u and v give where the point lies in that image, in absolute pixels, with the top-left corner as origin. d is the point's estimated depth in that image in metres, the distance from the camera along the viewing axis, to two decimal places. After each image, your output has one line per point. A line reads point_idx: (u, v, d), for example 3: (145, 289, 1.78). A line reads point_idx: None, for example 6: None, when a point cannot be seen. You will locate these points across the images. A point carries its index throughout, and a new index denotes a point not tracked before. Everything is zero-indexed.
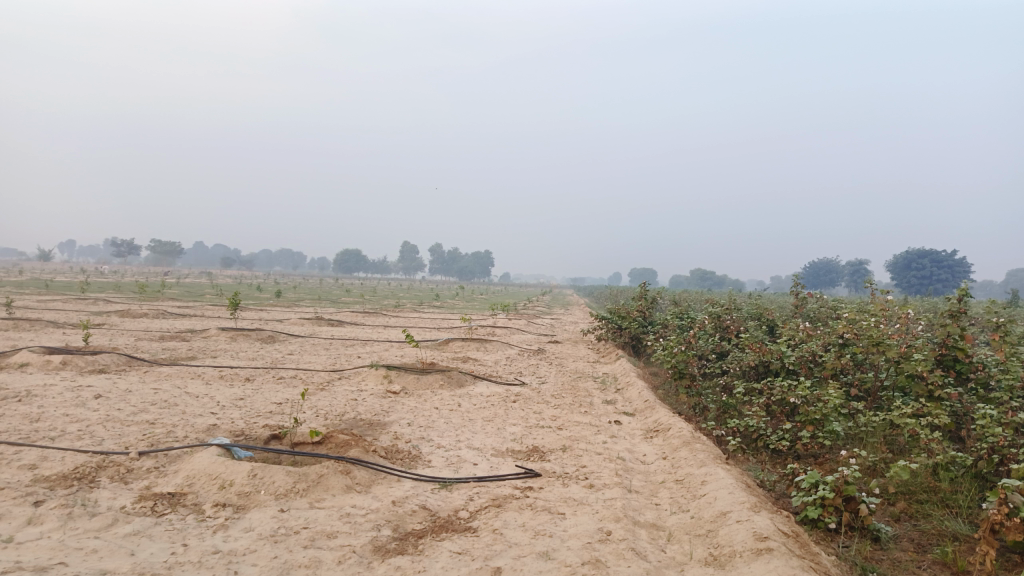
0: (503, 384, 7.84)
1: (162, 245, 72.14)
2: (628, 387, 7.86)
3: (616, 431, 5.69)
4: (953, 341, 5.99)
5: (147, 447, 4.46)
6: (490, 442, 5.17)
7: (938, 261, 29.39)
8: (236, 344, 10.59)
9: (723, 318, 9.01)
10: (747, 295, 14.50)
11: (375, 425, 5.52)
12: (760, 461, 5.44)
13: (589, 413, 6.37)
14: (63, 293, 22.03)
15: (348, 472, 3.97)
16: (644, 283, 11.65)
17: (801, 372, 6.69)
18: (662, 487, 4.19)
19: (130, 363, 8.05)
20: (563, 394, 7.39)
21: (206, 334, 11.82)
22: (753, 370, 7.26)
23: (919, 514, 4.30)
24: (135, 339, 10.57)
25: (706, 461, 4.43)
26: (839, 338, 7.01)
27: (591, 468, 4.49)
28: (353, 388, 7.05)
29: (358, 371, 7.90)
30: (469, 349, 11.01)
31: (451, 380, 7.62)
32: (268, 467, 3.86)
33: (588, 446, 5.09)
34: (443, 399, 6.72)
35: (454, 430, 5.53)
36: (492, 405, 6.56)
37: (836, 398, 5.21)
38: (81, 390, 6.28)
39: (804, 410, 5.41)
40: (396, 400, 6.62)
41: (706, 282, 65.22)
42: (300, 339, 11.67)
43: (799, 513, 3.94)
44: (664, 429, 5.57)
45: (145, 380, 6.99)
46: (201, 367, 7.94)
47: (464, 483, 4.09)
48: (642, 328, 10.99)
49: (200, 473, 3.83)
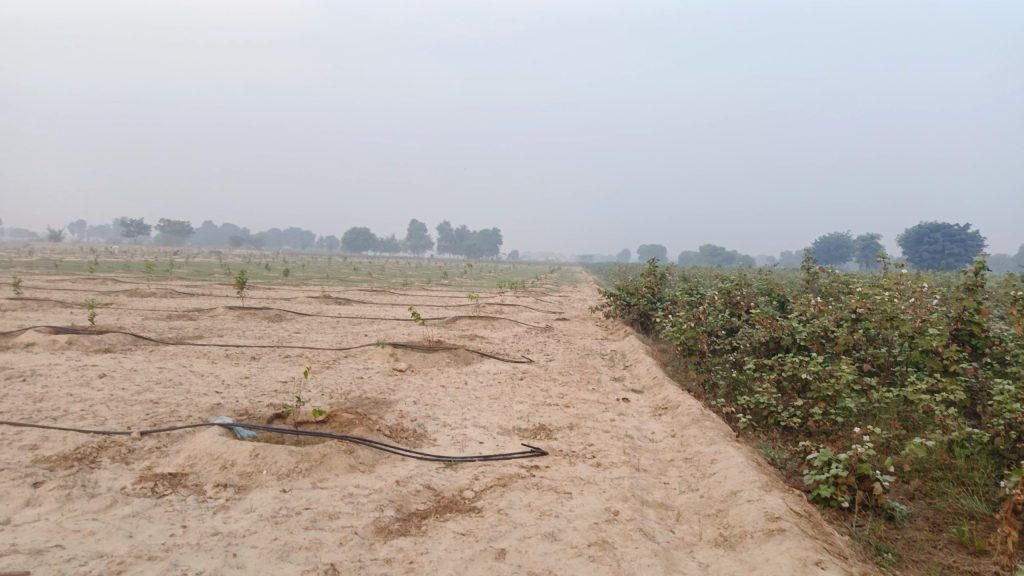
0: (510, 362, 7.77)
1: (170, 225, 72.33)
2: (636, 364, 7.77)
3: (624, 408, 5.61)
4: (969, 316, 5.86)
5: (149, 426, 4.41)
6: (497, 420, 5.10)
7: (951, 235, 29.06)
8: (243, 323, 10.56)
9: (733, 294, 8.90)
10: (757, 270, 14.35)
11: (380, 404, 5.46)
12: (771, 438, 5.36)
13: (597, 391, 6.29)
14: (73, 273, 22.15)
15: (352, 452, 3.91)
16: (653, 259, 11.53)
17: (813, 348, 6.58)
18: (670, 465, 4.11)
19: (136, 342, 8.03)
20: (571, 371, 7.31)
21: (213, 313, 11.80)
22: (763, 346, 7.16)
23: (934, 492, 4.21)
24: (142, 318, 10.55)
25: (716, 439, 4.34)
26: (851, 312, 6.89)
27: (599, 446, 4.41)
28: (359, 367, 6.99)
29: (364, 349, 7.85)
30: (476, 326, 10.94)
31: (458, 358, 7.55)
32: (271, 447, 3.79)
33: (596, 424, 5.01)
34: (450, 377, 6.65)
35: (460, 408, 5.46)
36: (498, 383, 6.49)
37: (849, 374, 5.11)
38: (86, 369, 6.25)
39: (816, 387, 5.32)
40: (402, 378, 6.56)
41: (715, 259, 64.89)
42: (307, 318, 11.63)
43: (811, 492, 3.86)
44: (673, 406, 5.49)
45: (150, 359, 6.96)
46: (207, 346, 7.90)
47: (469, 462, 4.02)
48: (651, 304, 10.89)
49: (201, 453, 3.77)
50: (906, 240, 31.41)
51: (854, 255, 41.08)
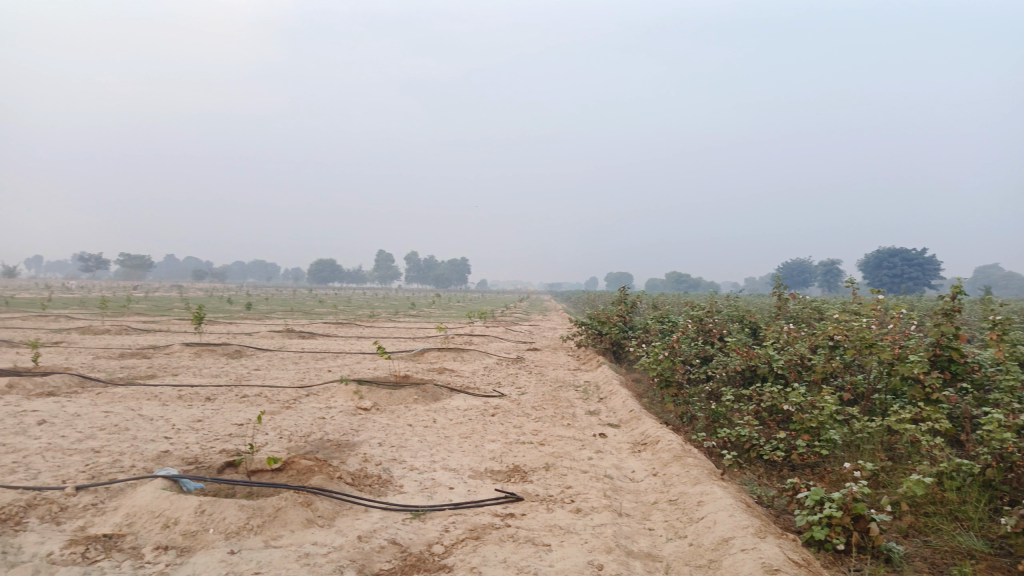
0: (481, 397, 7.48)
1: (130, 260, 70.84)
2: (611, 396, 7.54)
3: (602, 445, 5.35)
4: (947, 341, 5.71)
5: (87, 480, 4.02)
6: (468, 462, 4.80)
7: (909, 258, 29.60)
8: (201, 361, 10.10)
9: (706, 322, 8.74)
10: (726, 296, 14.31)
11: (343, 446, 5.12)
12: (754, 472, 5.15)
13: (572, 426, 6.03)
14: (22, 310, 21.30)
15: (309, 504, 3.58)
16: (623, 286, 11.37)
17: (791, 377, 6.42)
18: (654, 509, 3.86)
19: (83, 384, 7.54)
20: (544, 405, 7.05)
21: (169, 350, 11.28)
22: (739, 374, 6.99)
23: (928, 528, 4.01)
24: (93, 358, 10.02)
25: (700, 478, 4.10)
26: (828, 339, 6.76)
27: (577, 489, 4.13)
28: (321, 406, 6.63)
29: (328, 387, 7.49)
30: (445, 359, 10.63)
31: (427, 394, 7.23)
32: (219, 502, 3.45)
33: (573, 463, 4.74)
34: (418, 415, 6.33)
35: (428, 449, 5.15)
36: (469, 420, 6.18)
37: (832, 404, 4.94)
38: (24, 416, 5.80)
39: (798, 419, 5.13)
40: (366, 417, 6.22)
41: (681, 285, 65.48)
42: (269, 353, 11.20)
43: (805, 535, 3.63)
44: (653, 442, 5.24)
45: (96, 402, 6.51)
46: (159, 387, 7.46)
47: (439, 512, 3.71)
48: (623, 333, 10.69)
49: (141, 510, 3.41)
50: (867, 265, 31.92)
51: (816, 280, 41.63)
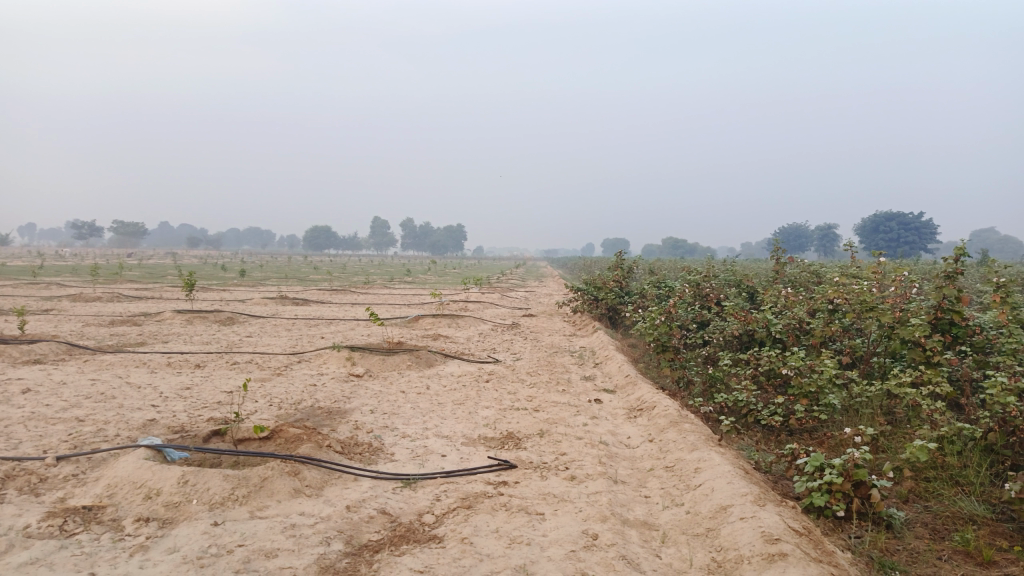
0: (475, 363, 7.39)
1: (124, 227, 70.38)
2: (606, 361, 7.45)
3: (597, 411, 5.26)
4: (948, 304, 5.59)
5: (69, 450, 3.91)
6: (461, 429, 4.71)
7: (905, 223, 29.48)
8: (192, 328, 9.99)
9: (703, 286, 8.63)
10: (724, 261, 14.19)
11: (334, 414, 5.02)
12: (752, 438, 5.08)
13: (567, 392, 5.93)
14: (14, 277, 21.13)
15: (297, 473, 3.49)
16: (620, 251, 11.22)
17: (789, 341, 6.32)
18: (650, 476, 3.77)
19: (70, 352, 7.42)
20: (539, 371, 6.96)
21: (160, 317, 11.17)
22: (737, 339, 6.90)
23: (928, 493, 3.93)
24: (82, 325, 9.91)
25: (697, 444, 4.01)
26: (827, 303, 6.65)
27: (572, 456, 4.05)
28: (313, 373, 6.53)
29: (320, 353, 7.38)
30: (439, 326, 10.52)
31: (420, 361, 7.13)
32: (203, 472, 3.35)
33: (568, 429, 4.65)
34: (410, 381, 6.24)
35: (420, 416, 5.06)
36: (462, 386, 6.09)
37: (831, 369, 4.85)
38: (9, 384, 5.69)
39: (797, 383, 5.05)
40: (359, 384, 6.12)
41: (678, 251, 65.42)
42: (261, 320, 11.08)
43: (804, 501, 3.56)
44: (649, 408, 5.15)
45: (83, 370, 6.40)
46: (148, 354, 7.35)
47: (430, 481, 3.62)
48: (619, 299, 10.58)
49: (123, 481, 3.31)
50: (863, 229, 31.78)
51: (813, 245, 41.48)
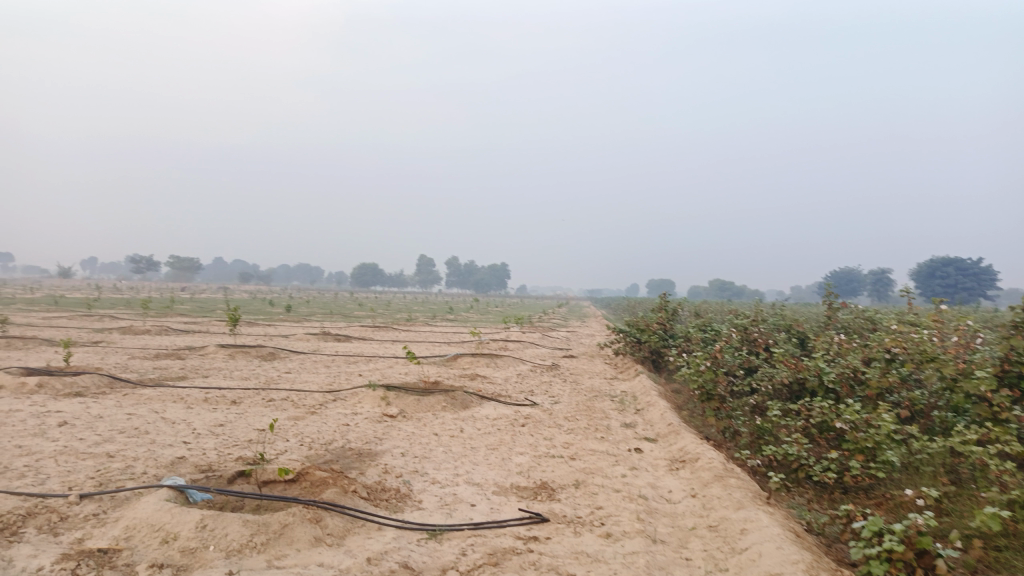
0: (512, 405, 7.20)
1: (180, 261, 72.56)
2: (648, 407, 7.19)
3: (637, 461, 5.01)
4: (1017, 356, 5.22)
5: (94, 488, 3.85)
6: (493, 476, 4.52)
7: (963, 268, 28.48)
8: (233, 363, 10.03)
9: (751, 331, 8.34)
10: (772, 305, 13.80)
11: (364, 457, 4.89)
12: (803, 495, 4.78)
13: (606, 439, 5.70)
14: (71, 310, 21.78)
15: (319, 521, 3.35)
16: (664, 293, 10.98)
17: (843, 392, 6.00)
18: (692, 535, 3.52)
19: (112, 385, 7.48)
20: (577, 416, 6.74)
21: (204, 351, 11.27)
22: (787, 388, 6.60)
23: (1000, 564, 3.58)
24: (127, 358, 10.03)
25: (743, 502, 3.75)
26: (884, 352, 6.32)
27: (608, 510, 3.82)
28: (347, 412, 6.43)
29: (356, 392, 7.29)
30: (478, 365, 10.38)
31: (456, 402, 6.97)
32: (222, 516, 3.24)
33: (605, 481, 4.42)
34: (444, 423, 6.08)
35: (452, 461, 4.89)
36: (497, 430, 5.91)
37: (889, 423, 4.55)
38: (46, 417, 5.72)
39: (852, 437, 4.75)
40: (392, 425, 6.00)
41: (724, 293, 64.43)
42: (302, 357, 11.10)
43: (861, 570, 3.26)
44: (692, 459, 4.88)
45: (121, 404, 6.42)
46: (186, 389, 7.36)
47: (457, 533, 3.44)
48: (663, 342, 10.29)
49: (142, 523, 3.21)
50: (918, 274, 30.80)
51: (865, 289, 40.36)
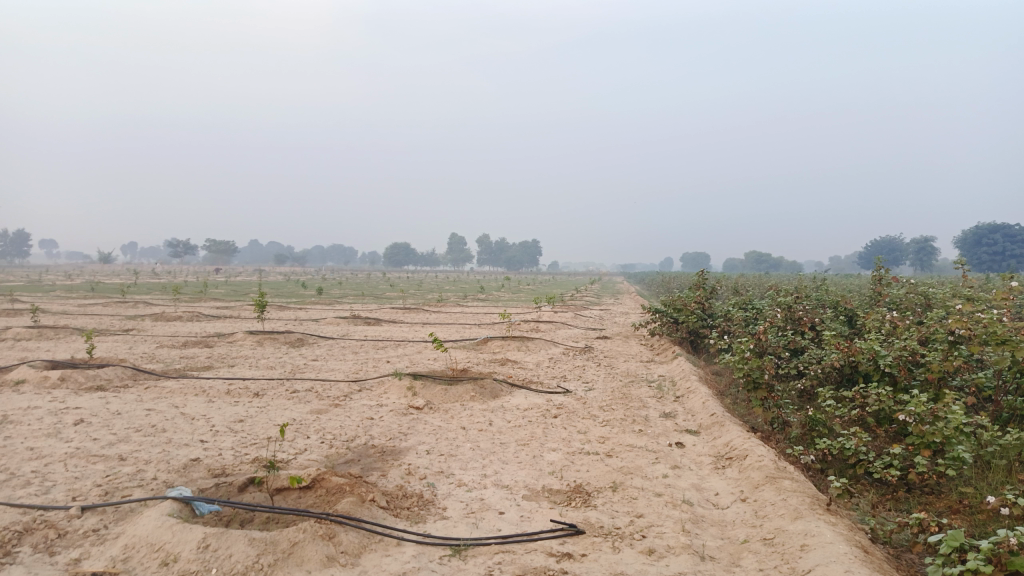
0: (544, 394, 6.87)
1: (216, 245, 73.51)
2: (688, 395, 6.81)
3: (679, 458, 4.66)
4: None
5: (100, 498, 3.62)
6: (524, 477, 4.20)
7: (1012, 234, 27.37)
8: (260, 350, 9.85)
9: (795, 309, 7.85)
10: (815, 279, 13.24)
11: (387, 455, 4.61)
12: (863, 494, 4.38)
13: (645, 432, 5.34)
14: (106, 296, 22.05)
15: (331, 537, 3.06)
16: (702, 269, 10.50)
17: (901, 377, 5.53)
18: (745, 550, 3.17)
19: (135, 378, 7.32)
20: (613, 405, 6.39)
21: (232, 338, 11.15)
22: (837, 371, 6.15)
23: None
24: (156, 347, 9.93)
25: (801, 512, 3.39)
26: (946, 333, 5.81)
27: (650, 520, 3.48)
28: (372, 404, 6.16)
29: (382, 381, 7.02)
30: (509, 350, 10.06)
31: (485, 391, 6.66)
32: (227, 534, 2.96)
33: (645, 483, 4.07)
34: (473, 416, 5.77)
35: (480, 460, 4.58)
36: (528, 423, 5.59)
37: (959, 415, 4.09)
38: (64, 414, 5.55)
39: (917, 431, 4.32)
40: (418, 417, 5.71)
41: (761, 265, 63.39)
42: (329, 342, 10.90)
43: None
44: (739, 457, 4.50)
45: (142, 399, 6.24)
46: (210, 380, 7.17)
47: (483, 549, 3.12)
48: (701, 322, 9.87)
49: (141, 542, 2.96)
50: (963, 242, 29.68)
51: (907, 259, 39.14)
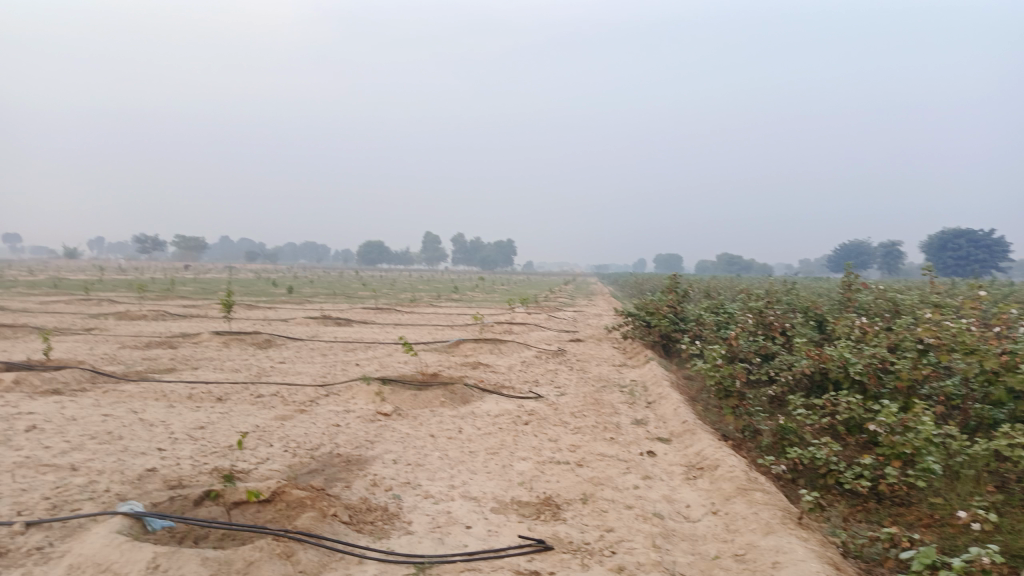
0: (515, 399, 6.79)
1: (186, 241, 72.33)
2: (659, 401, 6.77)
3: (650, 468, 4.60)
4: None
5: (46, 512, 3.45)
6: (493, 489, 4.11)
7: (976, 239, 27.91)
8: (226, 351, 9.62)
9: (766, 314, 7.85)
10: (785, 282, 13.33)
11: (352, 465, 4.49)
12: (833, 504, 4.36)
13: (616, 440, 5.27)
14: (68, 292, 21.50)
15: (290, 556, 2.93)
16: (674, 273, 10.50)
17: (871, 385, 5.51)
18: (717, 566, 3.11)
19: (94, 381, 7.08)
20: (585, 411, 6.32)
21: (198, 338, 10.88)
22: (808, 378, 6.14)
23: None
24: (117, 348, 9.64)
25: (773, 527, 3.35)
26: (915, 341, 5.82)
27: (620, 534, 3.42)
28: (339, 410, 6.02)
29: (349, 385, 6.88)
30: (481, 352, 9.96)
31: (455, 397, 6.55)
32: (178, 553, 2.81)
33: (616, 494, 4.00)
34: (442, 423, 5.67)
35: (448, 470, 4.48)
36: (498, 430, 5.49)
37: (930, 426, 4.08)
38: (15, 419, 5.32)
39: (888, 441, 4.31)
40: (385, 424, 5.58)
41: (733, 267, 64.00)
42: (298, 343, 10.70)
43: None
44: (711, 467, 4.45)
45: (99, 404, 6.02)
46: (171, 384, 6.96)
47: (449, 567, 3.02)
48: (673, 326, 9.86)
49: (87, 562, 2.81)
50: (929, 246, 30.16)
51: (875, 263, 39.80)
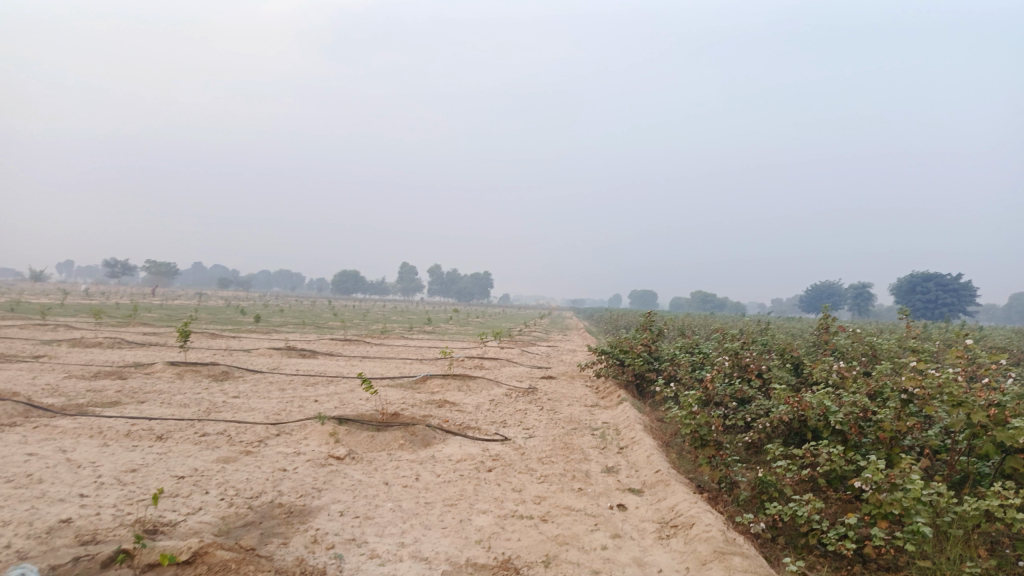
0: (480, 442, 6.41)
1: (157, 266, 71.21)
2: (631, 446, 6.45)
3: (619, 525, 4.25)
4: None
5: None
6: (448, 547, 3.73)
7: (944, 283, 28.21)
8: (180, 384, 9.14)
9: (742, 356, 7.57)
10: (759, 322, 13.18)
11: (295, 517, 4.08)
12: (815, 567, 4.02)
13: (584, 491, 4.92)
14: (28, 315, 20.74)
15: None
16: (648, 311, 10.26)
17: (852, 435, 5.20)
18: None
19: (26, 415, 6.57)
20: (552, 456, 5.96)
21: (151, 368, 10.35)
22: (786, 426, 5.83)
23: None
24: (62, 378, 9.10)
25: None
26: (897, 389, 5.53)
27: None
28: (288, 452, 5.59)
29: (304, 424, 6.46)
30: (449, 389, 9.58)
31: (416, 439, 6.15)
32: None
33: (582, 556, 3.64)
34: (399, 468, 5.27)
35: (400, 524, 4.09)
36: (459, 478, 5.11)
37: (919, 485, 3.76)
38: None
39: (874, 500, 3.98)
40: (337, 470, 5.17)
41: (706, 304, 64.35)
42: (257, 376, 10.23)
43: None
44: (685, 525, 4.11)
45: (25, 442, 5.52)
46: (111, 420, 6.47)
47: None
48: (648, 365, 9.58)
49: None
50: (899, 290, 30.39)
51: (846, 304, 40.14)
